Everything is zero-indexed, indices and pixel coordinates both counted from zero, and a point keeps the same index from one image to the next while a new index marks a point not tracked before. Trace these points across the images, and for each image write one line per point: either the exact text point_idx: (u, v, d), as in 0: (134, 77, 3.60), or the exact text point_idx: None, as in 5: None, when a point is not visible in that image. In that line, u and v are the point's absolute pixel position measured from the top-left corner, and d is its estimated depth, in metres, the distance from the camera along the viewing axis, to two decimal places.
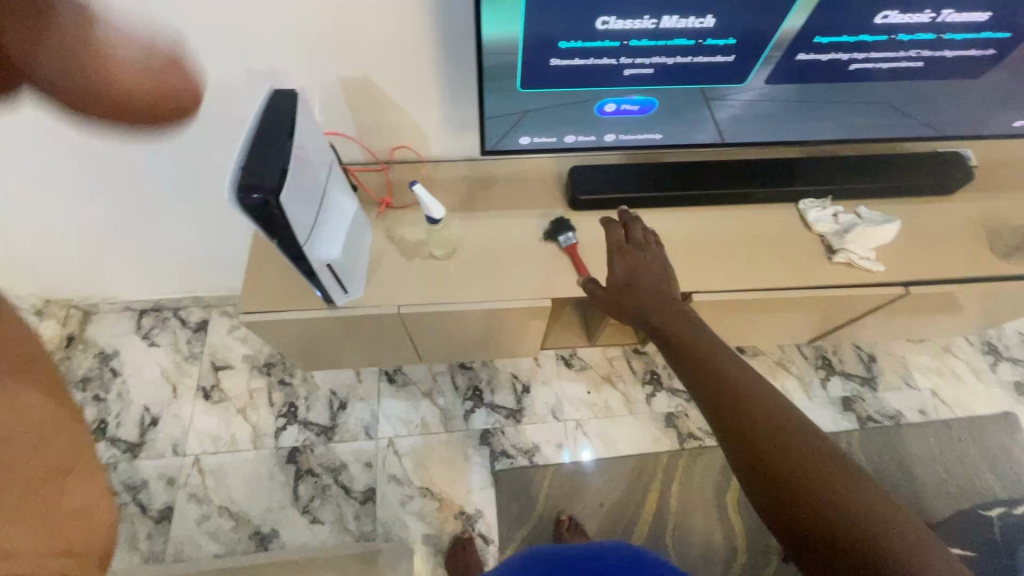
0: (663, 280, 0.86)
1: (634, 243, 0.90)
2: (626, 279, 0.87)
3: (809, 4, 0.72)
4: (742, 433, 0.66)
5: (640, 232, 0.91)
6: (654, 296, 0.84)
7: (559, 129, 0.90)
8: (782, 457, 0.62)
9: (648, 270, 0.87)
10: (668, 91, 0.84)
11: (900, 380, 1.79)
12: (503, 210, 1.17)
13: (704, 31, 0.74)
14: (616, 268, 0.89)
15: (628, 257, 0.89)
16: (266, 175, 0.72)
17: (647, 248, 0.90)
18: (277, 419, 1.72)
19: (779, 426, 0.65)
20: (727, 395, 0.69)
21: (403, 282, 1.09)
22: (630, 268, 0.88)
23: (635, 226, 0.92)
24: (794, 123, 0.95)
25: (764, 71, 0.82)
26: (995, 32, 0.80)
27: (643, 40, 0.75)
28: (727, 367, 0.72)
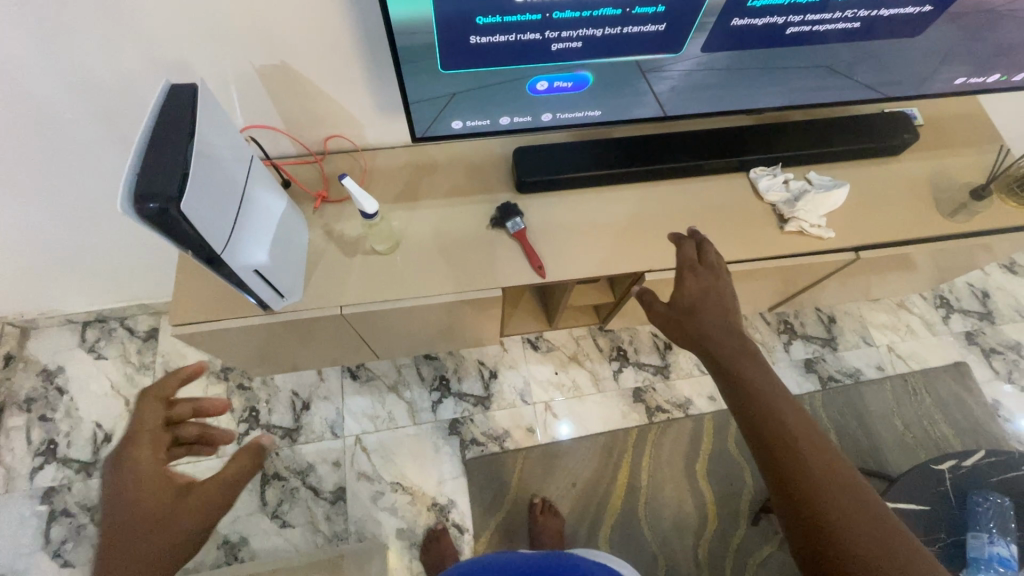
0: (733, 309, 0.83)
1: (706, 266, 0.86)
2: (693, 303, 0.83)
3: None
4: (804, 486, 0.66)
5: (709, 255, 0.87)
6: (721, 327, 0.81)
7: (490, 111, 0.85)
8: (846, 524, 0.63)
9: (720, 297, 0.84)
10: (601, 65, 0.80)
11: (858, 339, 1.83)
12: (446, 197, 1.12)
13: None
14: (687, 286, 0.85)
15: (699, 280, 0.85)
16: (165, 180, 0.66)
17: (719, 274, 0.86)
18: (238, 425, 1.67)
19: (846, 489, 0.66)
20: (798, 450, 0.69)
21: (345, 281, 1.04)
22: (700, 291, 0.84)
23: (709, 249, 0.88)
24: (735, 92, 0.91)
25: (699, 40, 0.78)
26: None
27: (567, 11, 0.70)
28: (797, 422, 0.71)
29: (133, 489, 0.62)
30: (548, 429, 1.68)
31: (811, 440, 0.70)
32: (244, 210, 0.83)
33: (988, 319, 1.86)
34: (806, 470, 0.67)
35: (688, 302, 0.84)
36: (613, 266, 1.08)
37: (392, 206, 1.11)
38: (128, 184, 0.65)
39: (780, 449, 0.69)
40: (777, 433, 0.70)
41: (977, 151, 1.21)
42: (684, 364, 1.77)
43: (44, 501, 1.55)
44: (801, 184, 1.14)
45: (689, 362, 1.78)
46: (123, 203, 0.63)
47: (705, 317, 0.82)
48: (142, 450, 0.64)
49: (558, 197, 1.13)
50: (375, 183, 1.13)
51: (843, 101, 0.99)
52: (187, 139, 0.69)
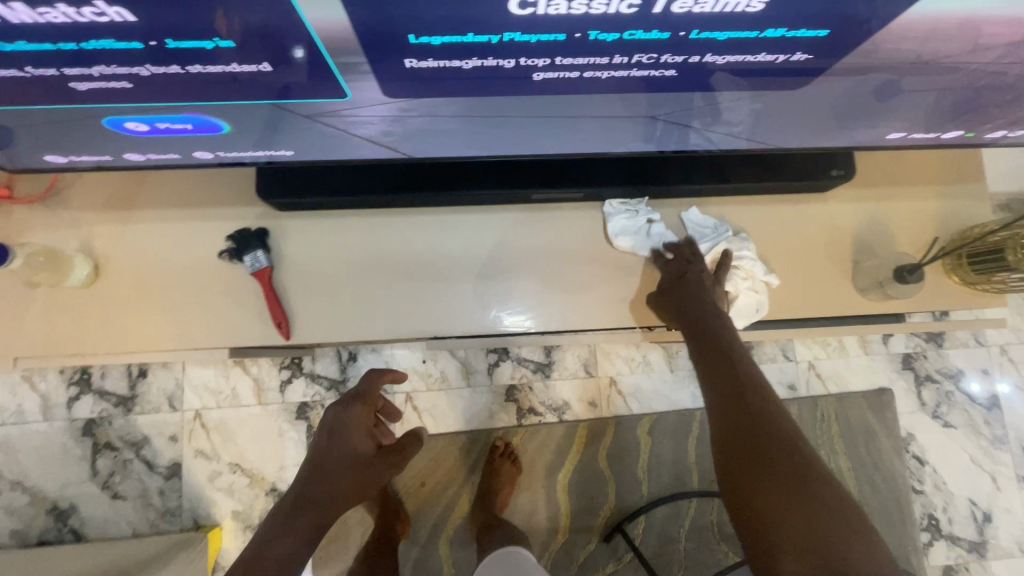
0: (705, 297, 0.77)
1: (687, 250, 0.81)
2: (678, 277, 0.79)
3: None
4: (750, 514, 0.61)
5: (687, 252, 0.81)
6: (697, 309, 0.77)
7: (88, 147, 0.52)
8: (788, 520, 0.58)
9: (700, 293, 0.78)
10: (214, 105, 0.44)
11: (777, 352, 1.59)
12: (172, 209, 0.81)
13: (137, 26, 0.34)
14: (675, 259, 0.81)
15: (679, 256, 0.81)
16: None
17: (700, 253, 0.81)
18: (68, 388, 1.52)
19: (798, 499, 0.60)
20: (752, 471, 0.63)
21: (23, 323, 0.79)
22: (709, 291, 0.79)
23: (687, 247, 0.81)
24: (512, 141, 0.55)
25: (366, 83, 0.42)
26: (799, 29, 0.41)
27: (23, 43, 0.35)
28: (768, 437, 0.65)
29: (351, 432, 0.81)
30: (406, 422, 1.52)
31: (780, 452, 0.64)
32: None
33: (935, 342, 1.59)
34: (758, 486, 0.62)
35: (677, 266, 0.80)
36: (381, 330, 0.80)
37: (96, 218, 0.81)
38: None
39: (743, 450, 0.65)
40: (745, 436, 0.66)
41: (935, 194, 0.86)
42: (569, 364, 1.57)
43: None
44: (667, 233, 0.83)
45: (577, 361, 1.57)
46: None
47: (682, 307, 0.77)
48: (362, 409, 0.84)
49: (328, 222, 0.82)
50: (80, 177, 0.82)
51: (703, 144, 0.62)
52: None
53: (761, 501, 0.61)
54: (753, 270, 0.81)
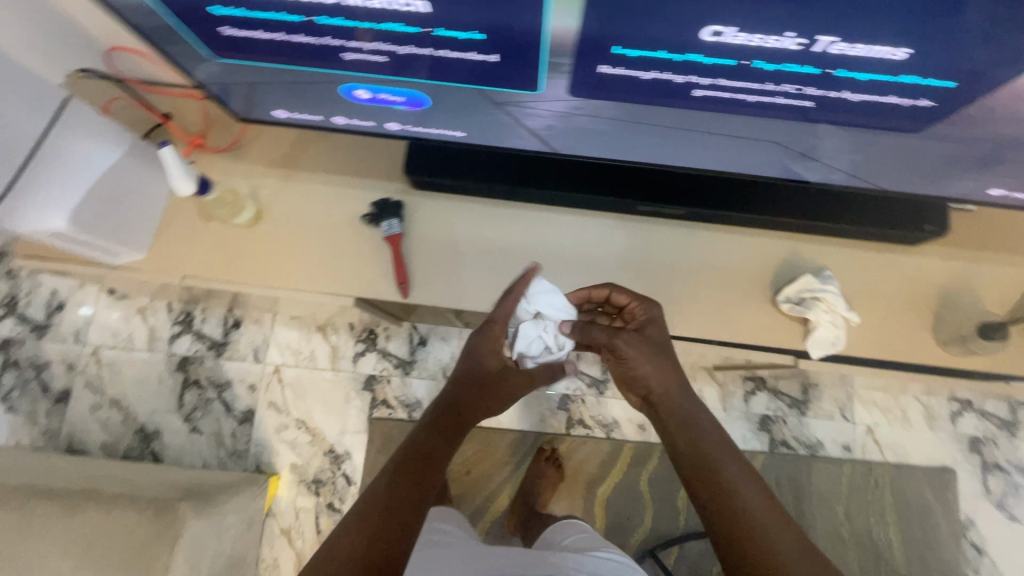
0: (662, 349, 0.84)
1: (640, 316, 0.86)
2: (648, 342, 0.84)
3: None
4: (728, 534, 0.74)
5: (631, 303, 0.86)
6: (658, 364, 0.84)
7: (313, 106, 0.65)
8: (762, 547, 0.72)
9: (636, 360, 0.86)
10: (434, 85, 0.56)
11: (835, 410, 1.58)
12: (328, 174, 0.96)
13: (423, 18, 0.45)
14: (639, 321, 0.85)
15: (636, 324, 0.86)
16: None
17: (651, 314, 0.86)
18: (173, 325, 1.71)
19: (763, 521, 0.74)
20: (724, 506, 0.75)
21: (193, 249, 0.93)
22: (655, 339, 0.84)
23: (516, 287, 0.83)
24: (646, 148, 0.66)
25: (559, 81, 0.52)
26: (928, 77, 0.48)
27: (334, 18, 0.47)
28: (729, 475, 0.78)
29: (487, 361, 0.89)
30: None
31: (743, 489, 0.77)
32: (42, 164, 0.74)
33: (1007, 430, 1.54)
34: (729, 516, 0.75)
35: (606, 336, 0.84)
36: (477, 300, 0.92)
37: (266, 172, 0.96)
38: None
39: (710, 486, 0.77)
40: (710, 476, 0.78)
41: None
42: None
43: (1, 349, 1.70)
44: (531, 329, 0.83)
45: None
46: None
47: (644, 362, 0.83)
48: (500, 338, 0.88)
49: (451, 203, 0.94)
50: (259, 137, 0.98)
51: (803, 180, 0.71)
52: None
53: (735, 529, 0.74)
54: (835, 305, 0.85)
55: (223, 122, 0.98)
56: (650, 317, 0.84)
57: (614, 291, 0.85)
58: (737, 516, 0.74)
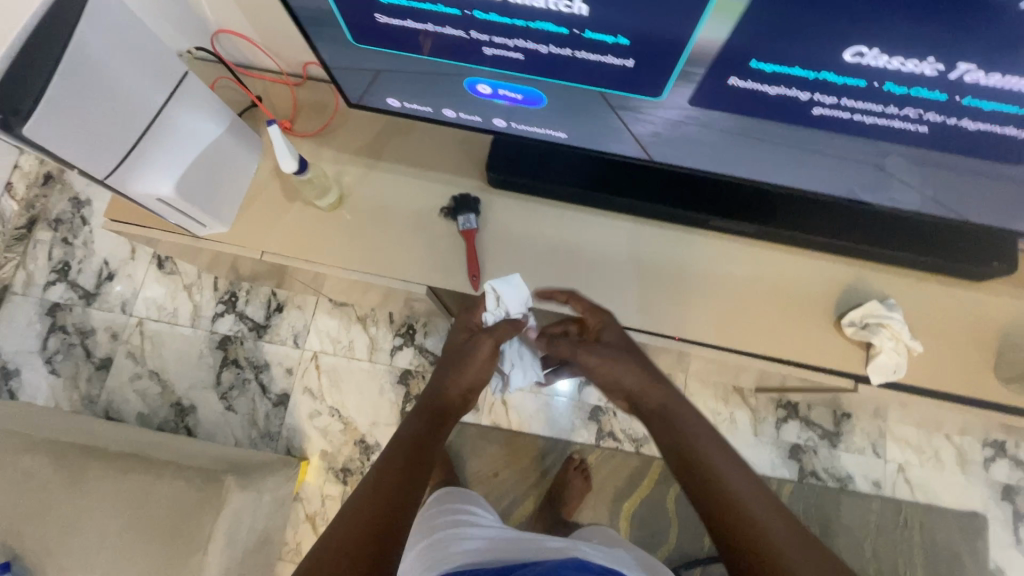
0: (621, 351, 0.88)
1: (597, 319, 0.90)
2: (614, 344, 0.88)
3: (734, 10, 0.44)
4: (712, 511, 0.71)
5: (588, 314, 0.91)
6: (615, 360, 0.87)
7: (429, 97, 0.69)
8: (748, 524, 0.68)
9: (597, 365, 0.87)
10: (559, 85, 0.60)
11: (867, 445, 1.58)
12: (409, 167, 1.00)
13: (578, 19, 0.49)
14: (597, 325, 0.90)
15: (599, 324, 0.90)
16: (21, 93, 0.60)
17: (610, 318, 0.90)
18: (217, 304, 1.74)
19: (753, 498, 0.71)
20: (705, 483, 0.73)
21: (275, 227, 0.97)
22: (621, 338, 0.89)
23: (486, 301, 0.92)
24: (742, 163, 0.69)
25: (684, 90, 0.55)
26: None
27: (491, 14, 0.51)
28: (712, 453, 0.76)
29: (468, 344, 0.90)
30: (493, 414, 1.62)
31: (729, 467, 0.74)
32: (155, 133, 0.77)
33: None
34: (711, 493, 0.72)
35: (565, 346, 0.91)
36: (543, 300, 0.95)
37: (350, 160, 1.00)
38: None
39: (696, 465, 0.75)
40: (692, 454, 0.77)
41: None
42: None
43: (49, 313, 1.74)
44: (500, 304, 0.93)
45: None
46: None
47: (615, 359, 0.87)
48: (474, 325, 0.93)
49: (526, 204, 0.98)
50: (345, 126, 1.02)
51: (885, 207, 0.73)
52: (61, 52, 0.61)
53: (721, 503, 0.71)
54: (900, 332, 0.86)
55: (315, 109, 1.03)
56: (603, 322, 0.89)
57: (573, 297, 0.91)
58: (719, 492, 0.72)
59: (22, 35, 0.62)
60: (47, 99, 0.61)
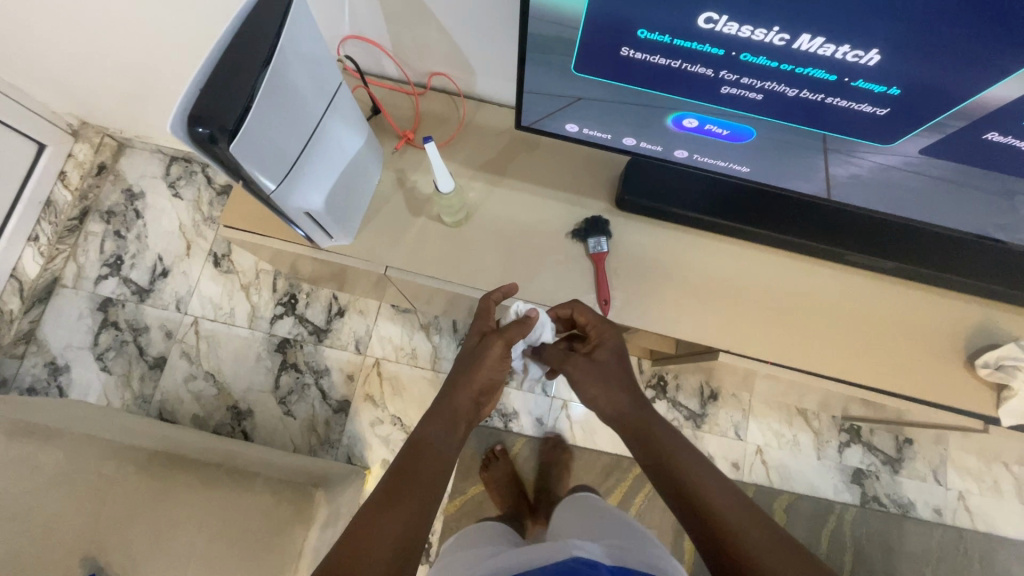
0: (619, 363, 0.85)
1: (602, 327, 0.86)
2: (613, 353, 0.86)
3: None
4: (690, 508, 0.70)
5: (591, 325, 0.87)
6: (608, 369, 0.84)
7: (617, 126, 0.67)
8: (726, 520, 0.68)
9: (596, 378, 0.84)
10: (781, 126, 0.59)
11: (928, 472, 1.59)
12: (535, 185, 0.98)
13: (858, 68, 0.49)
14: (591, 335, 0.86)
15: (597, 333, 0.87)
16: (224, 109, 0.57)
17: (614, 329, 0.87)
18: (275, 306, 1.71)
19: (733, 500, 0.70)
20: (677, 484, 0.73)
21: (398, 240, 0.94)
22: (611, 349, 0.86)
23: (487, 300, 0.86)
24: (930, 206, 0.68)
25: (923, 138, 0.56)
26: None
27: (759, 57, 0.50)
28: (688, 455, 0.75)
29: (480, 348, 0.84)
30: (557, 428, 1.61)
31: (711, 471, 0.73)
32: (314, 148, 0.74)
33: None
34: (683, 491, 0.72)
35: (560, 352, 0.89)
36: (673, 326, 0.93)
37: (475, 175, 0.98)
38: (187, 100, 0.57)
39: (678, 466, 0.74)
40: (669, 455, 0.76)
41: None
42: (721, 421, 1.62)
43: (101, 308, 1.69)
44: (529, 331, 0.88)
45: (728, 421, 1.62)
46: (174, 123, 0.55)
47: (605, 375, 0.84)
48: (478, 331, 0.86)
49: (657, 229, 0.97)
50: (469, 140, 1.00)
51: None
52: (263, 66, 0.60)
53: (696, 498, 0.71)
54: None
55: (437, 121, 1.01)
56: (603, 340, 0.86)
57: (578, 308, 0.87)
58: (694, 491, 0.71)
59: (219, 48, 0.59)
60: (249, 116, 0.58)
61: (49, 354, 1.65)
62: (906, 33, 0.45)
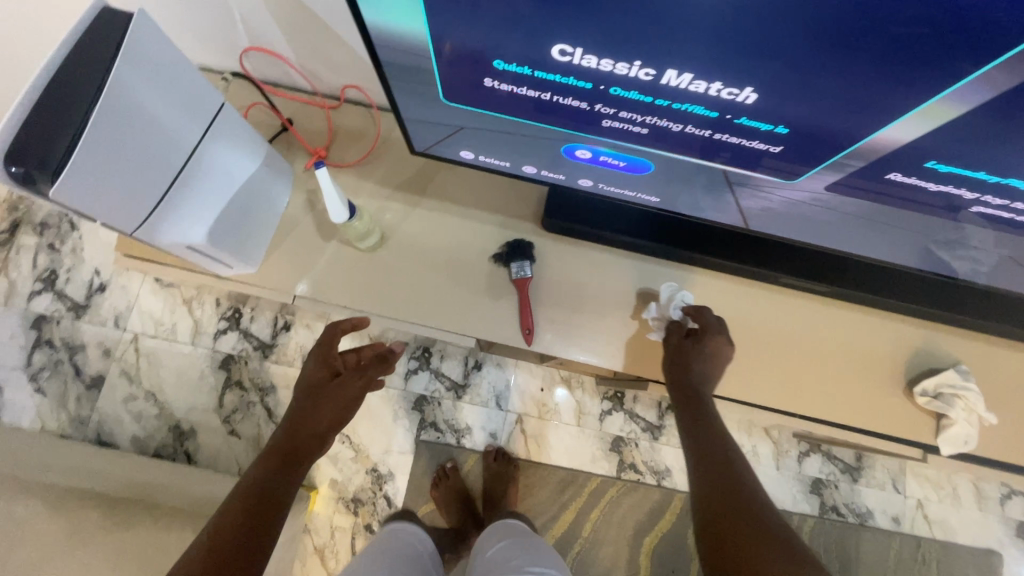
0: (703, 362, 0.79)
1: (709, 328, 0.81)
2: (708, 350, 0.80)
3: (938, 115, 0.44)
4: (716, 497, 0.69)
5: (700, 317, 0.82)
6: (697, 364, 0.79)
7: (512, 154, 0.63)
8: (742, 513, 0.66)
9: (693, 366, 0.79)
10: (677, 159, 0.57)
11: (887, 481, 1.56)
12: (457, 204, 0.92)
13: (738, 106, 0.48)
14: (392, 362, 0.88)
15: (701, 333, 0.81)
16: (48, 145, 0.51)
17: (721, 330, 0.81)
18: (219, 320, 1.64)
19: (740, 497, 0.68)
20: (713, 474, 0.72)
21: (309, 266, 0.88)
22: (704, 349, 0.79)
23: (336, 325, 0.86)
24: (850, 238, 0.66)
25: (826, 175, 0.55)
26: None
27: (632, 92, 0.48)
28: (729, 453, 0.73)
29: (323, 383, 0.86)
30: (511, 444, 1.56)
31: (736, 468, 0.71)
32: (191, 176, 0.68)
33: None
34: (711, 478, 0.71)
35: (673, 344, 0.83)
36: (599, 356, 0.87)
37: (392, 195, 0.92)
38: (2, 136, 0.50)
39: (714, 461, 0.73)
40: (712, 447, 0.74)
41: None
42: None
43: (35, 326, 1.61)
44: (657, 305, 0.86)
45: None
46: None
47: (687, 369, 0.79)
48: (319, 365, 0.87)
49: (585, 251, 0.91)
50: (387, 157, 0.94)
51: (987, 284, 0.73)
52: (94, 96, 0.53)
53: (723, 488, 0.69)
54: (976, 404, 0.83)
55: (351, 136, 0.94)
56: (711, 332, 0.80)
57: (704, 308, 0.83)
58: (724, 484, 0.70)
59: (45, 78, 0.53)
60: (80, 152, 0.52)
61: None
62: (775, 71, 0.43)
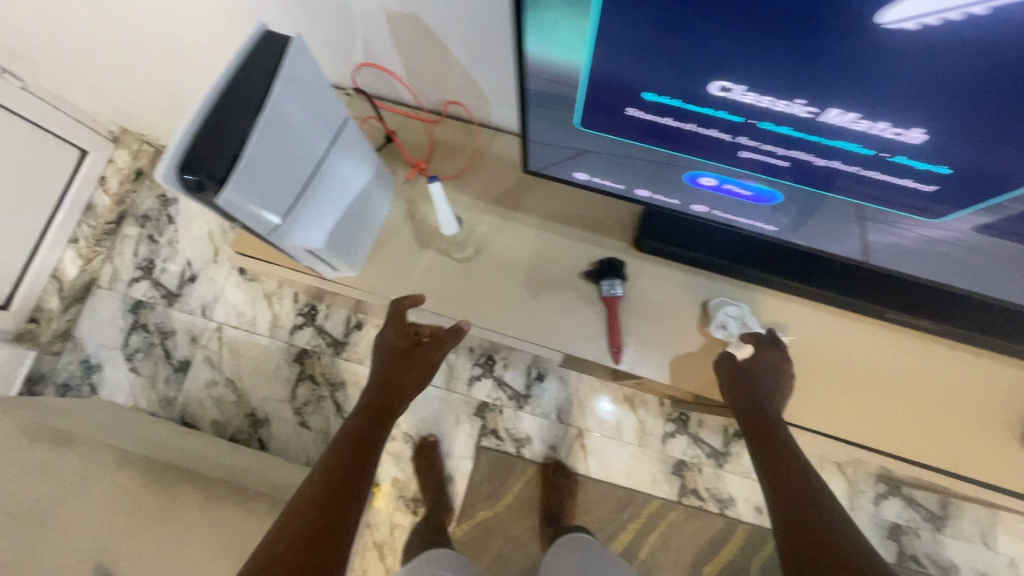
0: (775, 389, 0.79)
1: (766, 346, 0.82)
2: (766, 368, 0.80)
3: None
4: (798, 518, 0.66)
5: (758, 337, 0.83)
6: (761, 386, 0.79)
7: (631, 178, 0.64)
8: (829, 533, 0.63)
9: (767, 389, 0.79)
10: (811, 191, 0.57)
11: (975, 533, 1.46)
12: (549, 221, 0.94)
13: (898, 144, 0.47)
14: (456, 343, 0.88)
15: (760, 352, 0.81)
16: (215, 156, 0.56)
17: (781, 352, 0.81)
18: (297, 316, 1.72)
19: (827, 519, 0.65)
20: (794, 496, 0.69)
21: (406, 274, 0.92)
22: (767, 364, 0.80)
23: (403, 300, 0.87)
24: (983, 279, 0.62)
25: (975, 216, 0.53)
26: None
27: (783, 126, 0.49)
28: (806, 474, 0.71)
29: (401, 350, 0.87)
30: (571, 458, 1.55)
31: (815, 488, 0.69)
32: (319, 186, 0.73)
33: None
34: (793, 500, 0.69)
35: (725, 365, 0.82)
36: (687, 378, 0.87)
37: (487, 209, 0.95)
38: (177, 146, 0.55)
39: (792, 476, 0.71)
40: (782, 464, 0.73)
41: None
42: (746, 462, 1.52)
43: (133, 310, 1.75)
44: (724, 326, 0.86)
45: None
46: (164, 171, 0.54)
47: (751, 386, 0.79)
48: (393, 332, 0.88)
49: (677, 273, 0.91)
50: (484, 172, 0.96)
51: None
52: (254, 111, 0.58)
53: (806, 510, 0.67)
54: None
55: (451, 150, 0.98)
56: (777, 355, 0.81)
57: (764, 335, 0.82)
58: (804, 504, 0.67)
59: (212, 95, 0.58)
60: (241, 162, 0.57)
61: (83, 353, 1.72)
62: (949, 112, 0.42)
